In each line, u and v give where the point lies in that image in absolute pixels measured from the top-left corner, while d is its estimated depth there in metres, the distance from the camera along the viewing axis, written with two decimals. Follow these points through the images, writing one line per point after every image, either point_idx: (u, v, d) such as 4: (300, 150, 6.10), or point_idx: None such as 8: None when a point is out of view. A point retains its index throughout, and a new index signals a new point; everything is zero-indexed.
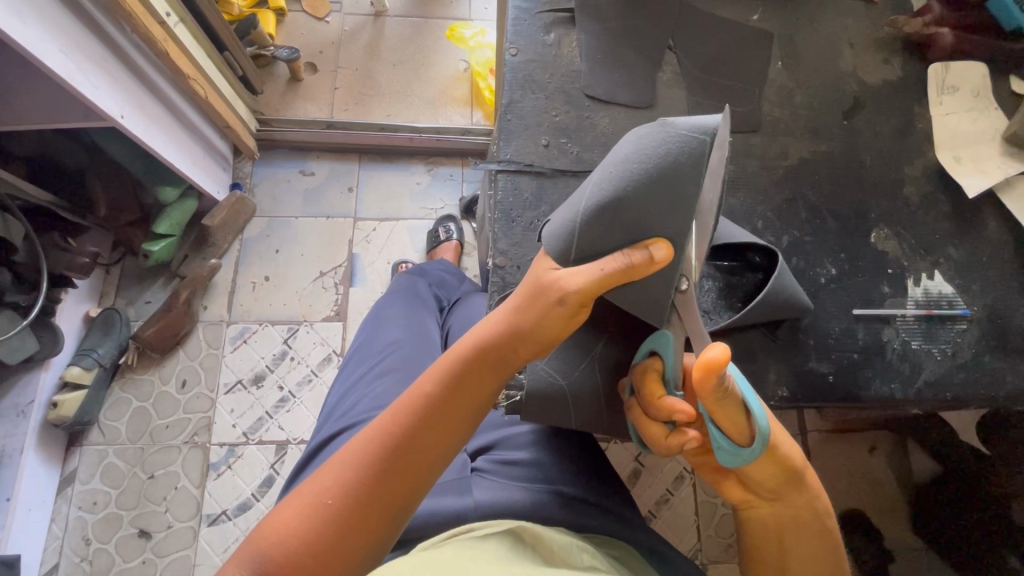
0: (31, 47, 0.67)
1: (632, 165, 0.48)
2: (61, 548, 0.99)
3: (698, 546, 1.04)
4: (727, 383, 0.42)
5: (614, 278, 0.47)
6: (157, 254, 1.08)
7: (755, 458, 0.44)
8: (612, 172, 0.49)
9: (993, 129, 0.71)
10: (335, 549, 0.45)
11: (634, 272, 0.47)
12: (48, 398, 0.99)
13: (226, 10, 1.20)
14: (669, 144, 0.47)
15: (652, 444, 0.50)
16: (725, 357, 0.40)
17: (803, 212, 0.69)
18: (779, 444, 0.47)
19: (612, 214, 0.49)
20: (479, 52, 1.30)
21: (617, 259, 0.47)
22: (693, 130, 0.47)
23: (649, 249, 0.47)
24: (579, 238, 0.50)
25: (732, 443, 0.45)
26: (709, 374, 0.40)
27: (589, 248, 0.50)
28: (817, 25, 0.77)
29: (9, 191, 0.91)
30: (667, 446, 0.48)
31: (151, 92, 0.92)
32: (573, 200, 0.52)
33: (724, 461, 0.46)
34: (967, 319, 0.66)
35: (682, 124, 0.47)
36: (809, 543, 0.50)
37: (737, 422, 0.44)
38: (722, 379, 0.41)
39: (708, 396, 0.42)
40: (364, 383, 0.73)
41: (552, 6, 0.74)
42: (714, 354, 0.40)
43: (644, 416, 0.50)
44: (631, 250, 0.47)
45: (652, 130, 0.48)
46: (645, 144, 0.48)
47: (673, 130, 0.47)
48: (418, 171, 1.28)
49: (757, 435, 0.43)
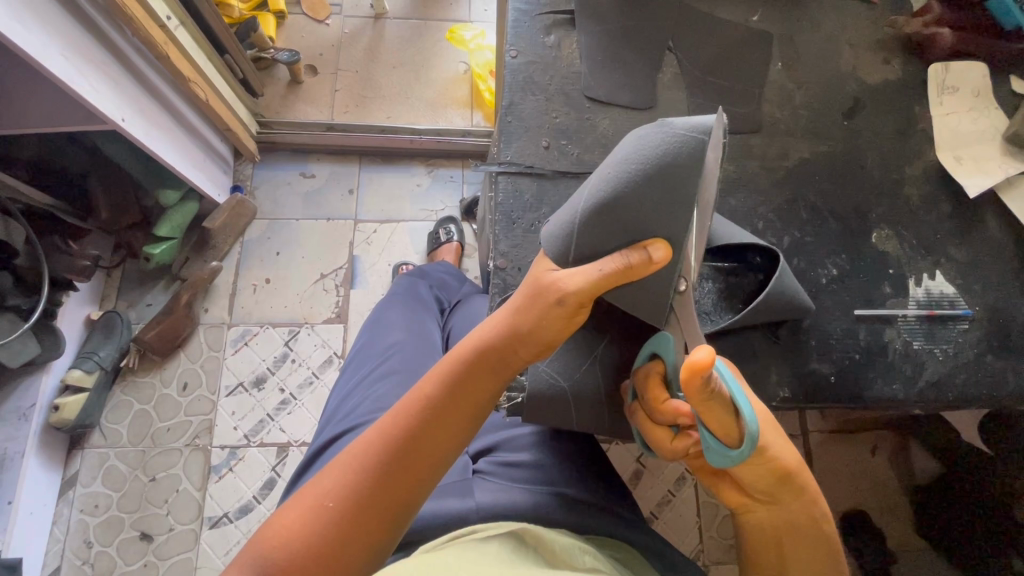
0: (32, 51, 0.67)
1: (631, 166, 0.48)
2: (62, 552, 0.99)
3: (699, 547, 1.04)
4: (714, 385, 0.42)
5: (612, 277, 0.47)
6: (158, 257, 1.08)
7: (744, 459, 0.43)
8: (611, 174, 0.49)
9: (993, 129, 0.71)
10: (336, 552, 0.45)
11: (632, 272, 0.47)
12: (48, 402, 0.99)
13: (226, 13, 1.20)
14: (669, 145, 0.47)
15: (658, 448, 0.50)
16: (710, 358, 0.40)
17: (804, 212, 0.69)
18: (769, 444, 0.46)
19: (611, 216, 0.49)
20: (480, 53, 1.30)
21: (617, 259, 0.47)
22: (691, 130, 0.46)
23: (648, 250, 0.47)
24: (578, 240, 0.50)
25: (722, 445, 0.45)
26: (695, 375, 0.40)
27: (588, 250, 0.51)
28: (816, 26, 0.77)
29: (10, 195, 0.91)
30: (672, 449, 0.49)
31: (152, 96, 0.92)
32: (574, 201, 0.52)
33: (714, 462, 0.46)
34: (968, 319, 0.66)
35: (681, 125, 0.47)
36: (806, 547, 0.50)
37: (726, 424, 0.44)
38: (709, 379, 0.41)
39: (695, 399, 0.42)
40: (364, 385, 0.73)
41: (551, 8, 0.74)
42: (699, 355, 0.41)
43: (649, 420, 0.50)
44: (629, 251, 0.47)
45: (651, 130, 0.48)
46: (645, 145, 0.48)
47: (672, 131, 0.47)
48: (418, 173, 1.28)
49: (746, 437, 0.42)
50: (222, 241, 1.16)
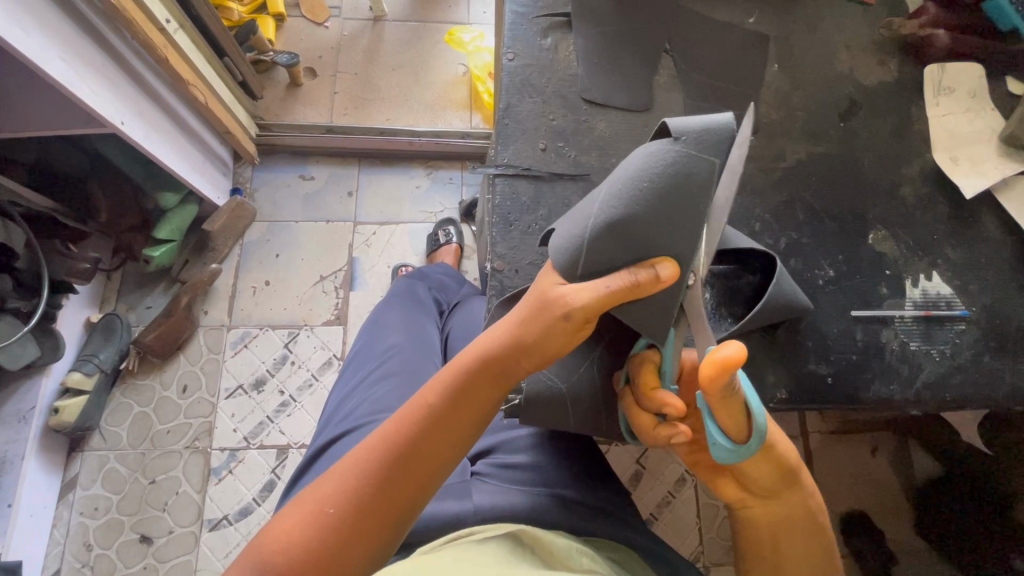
0: (32, 56, 0.67)
1: (641, 183, 0.48)
2: (62, 554, 0.99)
3: (699, 548, 1.04)
4: (734, 382, 0.42)
5: (618, 295, 0.46)
6: (158, 259, 1.08)
7: (750, 454, 0.44)
8: (620, 190, 0.49)
9: (990, 129, 0.71)
10: (336, 557, 0.46)
11: (638, 291, 0.46)
12: (48, 404, 1.00)
13: (226, 17, 1.22)
14: (680, 157, 0.48)
15: (640, 433, 0.51)
16: (740, 356, 0.40)
17: (801, 213, 0.69)
18: (775, 442, 0.47)
19: (621, 232, 0.49)
20: (479, 56, 1.31)
21: (623, 276, 0.47)
22: (701, 151, 0.48)
23: (655, 268, 0.46)
24: (587, 254, 0.50)
25: (728, 440, 0.45)
26: (721, 373, 0.40)
27: (595, 265, 0.50)
28: (813, 27, 0.77)
29: (10, 198, 0.91)
30: (654, 435, 0.49)
31: (151, 99, 0.92)
32: (581, 215, 0.52)
33: (717, 456, 0.46)
34: (965, 320, 0.66)
35: (690, 145, 0.48)
36: (804, 542, 0.50)
37: (737, 422, 0.44)
38: (731, 378, 0.41)
39: (714, 395, 0.42)
40: (364, 387, 0.73)
41: (548, 11, 0.74)
42: (729, 352, 0.40)
43: (637, 406, 0.50)
44: (636, 268, 0.47)
45: (660, 148, 0.49)
46: (655, 157, 0.48)
47: (681, 150, 0.48)
48: (418, 175, 1.28)
49: (754, 433, 0.44)
50: (222, 243, 1.16)
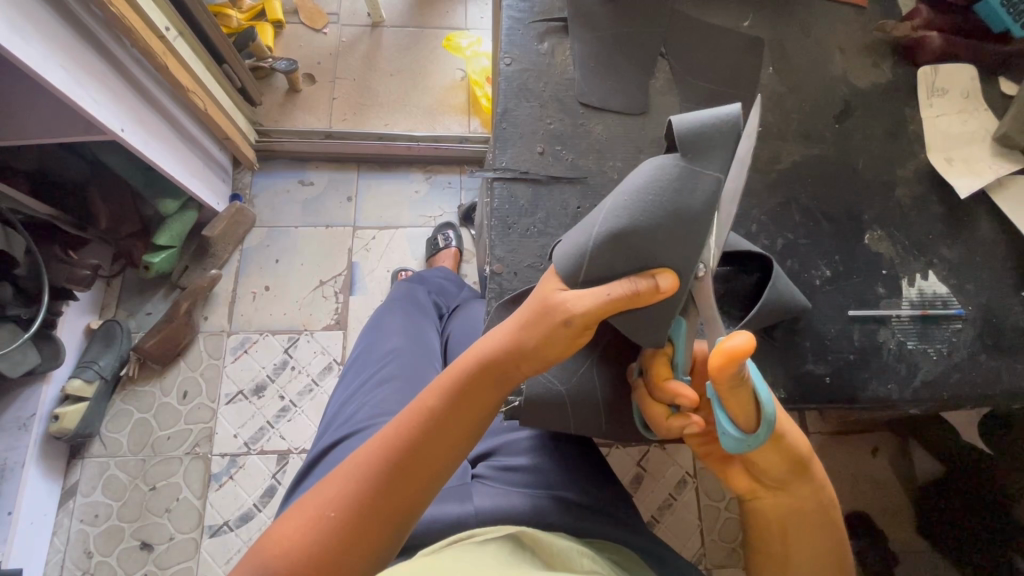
0: (33, 65, 0.68)
1: (646, 197, 0.49)
2: (62, 562, 0.99)
3: (701, 550, 1.04)
4: (743, 373, 0.42)
5: (619, 302, 0.46)
6: (158, 265, 1.08)
7: (761, 444, 0.45)
8: (627, 201, 0.50)
9: (983, 129, 0.72)
10: (337, 559, 0.46)
11: (639, 299, 0.47)
12: (48, 411, 1.00)
13: (225, 24, 1.22)
14: (686, 173, 0.48)
15: (654, 426, 0.51)
16: (749, 345, 0.40)
17: (796, 214, 0.70)
18: (785, 432, 0.47)
19: (625, 242, 0.49)
20: (477, 60, 1.32)
21: (624, 284, 0.47)
22: (707, 167, 0.48)
23: (655, 279, 0.47)
24: (591, 262, 0.50)
25: (739, 430, 0.46)
26: (731, 362, 0.40)
27: (597, 273, 0.50)
28: (806, 30, 0.77)
29: (10, 205, 0.92)
30: (666, 427, 0.50)
31: (151, 107, 0.93)
32: (587, 222, 0.52)
33: (726, 446, 0.47)
34: (961, 319, 0.67)
35: (695, 159, 0.48)
36: (812, 537, 0.50)
37: (747, 411, 0.45)
38: (742, 366, 0.41)
39: (723, 384, 0.43)
40: (363, 392, 0.73)
41: (544, 16, 0.75)
42: (739, 341, 0.41)
43: (649, 398, 0.51)
44: (637, 278, 0.47)
45: (667, 163, 0.49)
46: (662, 171, 0.49)
47: (686, 165, 0.48)
48: (417, 179, 1.29)
49: (764, 422, 0.44)
50: (222, 249, 1.17)
